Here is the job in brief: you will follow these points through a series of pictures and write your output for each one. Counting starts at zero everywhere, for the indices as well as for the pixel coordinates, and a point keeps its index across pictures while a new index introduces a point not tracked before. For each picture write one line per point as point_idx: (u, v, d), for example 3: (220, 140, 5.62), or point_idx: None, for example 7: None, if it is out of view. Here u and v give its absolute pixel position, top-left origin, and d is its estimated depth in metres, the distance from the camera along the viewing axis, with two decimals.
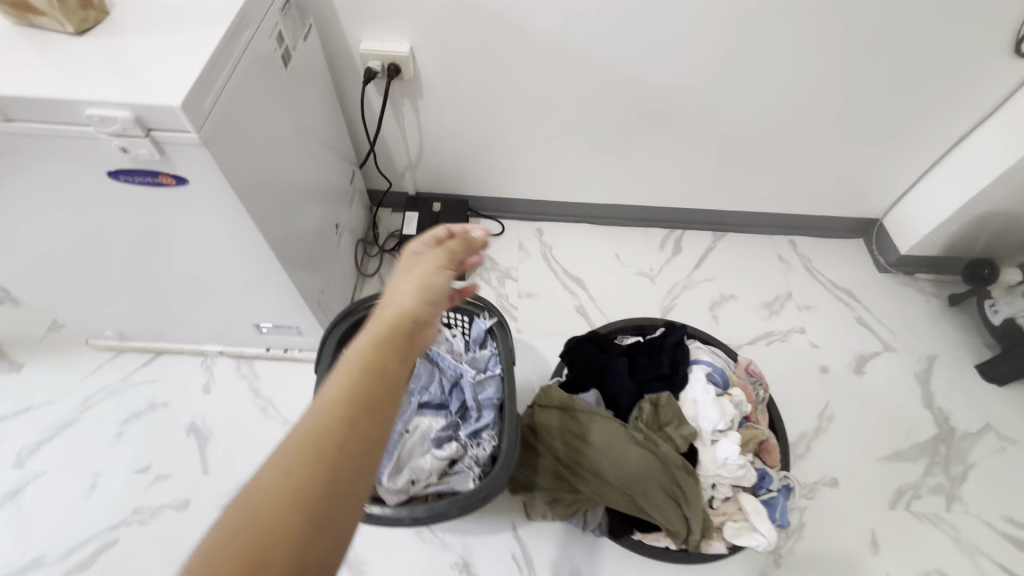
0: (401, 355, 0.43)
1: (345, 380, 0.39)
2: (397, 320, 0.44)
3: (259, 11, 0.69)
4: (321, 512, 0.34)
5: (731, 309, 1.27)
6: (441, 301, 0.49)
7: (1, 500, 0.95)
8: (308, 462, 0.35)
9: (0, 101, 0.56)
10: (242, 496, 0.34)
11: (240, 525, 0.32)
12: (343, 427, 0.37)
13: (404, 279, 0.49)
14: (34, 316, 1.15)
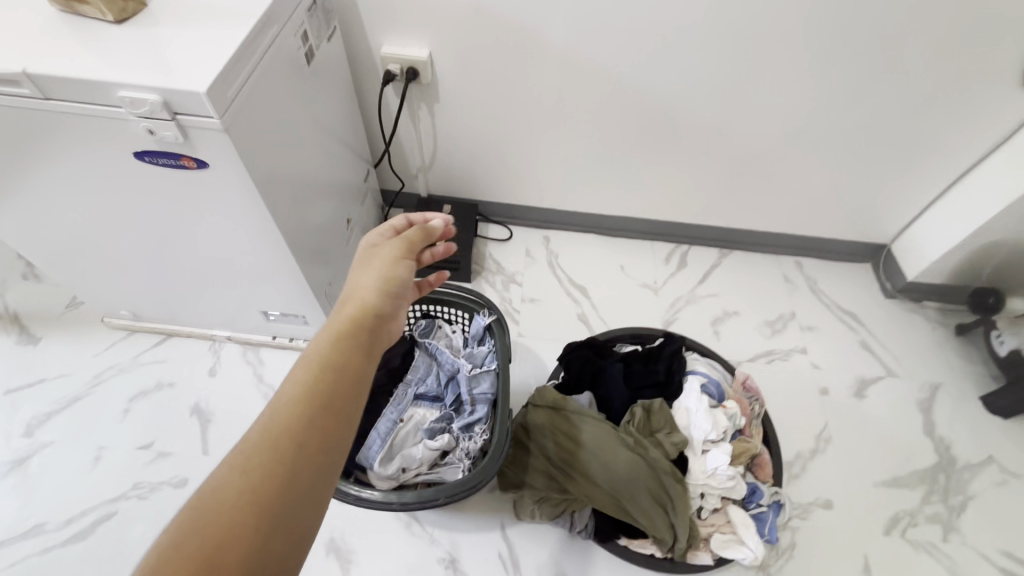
0: (361, 351, 0.45)
1: (301, 378, 0.42)
2: (356, 316, 0.47)
3: (287, 10, 0.73)
4: (277, 509, 0.36)
5: (733, 325, 1.27)
6: (400, 294, 0.51)
7: (9, 467, 0.98)
8: (264, 462, 0.37)
9: (40, 81, 0.59)
10: (198, 498, 0.36)
11: (196, 526, 0.34)
12: (299, 426, 0.39)
13: (363, 273, 0.51)
14: (54, 293, 1.20)
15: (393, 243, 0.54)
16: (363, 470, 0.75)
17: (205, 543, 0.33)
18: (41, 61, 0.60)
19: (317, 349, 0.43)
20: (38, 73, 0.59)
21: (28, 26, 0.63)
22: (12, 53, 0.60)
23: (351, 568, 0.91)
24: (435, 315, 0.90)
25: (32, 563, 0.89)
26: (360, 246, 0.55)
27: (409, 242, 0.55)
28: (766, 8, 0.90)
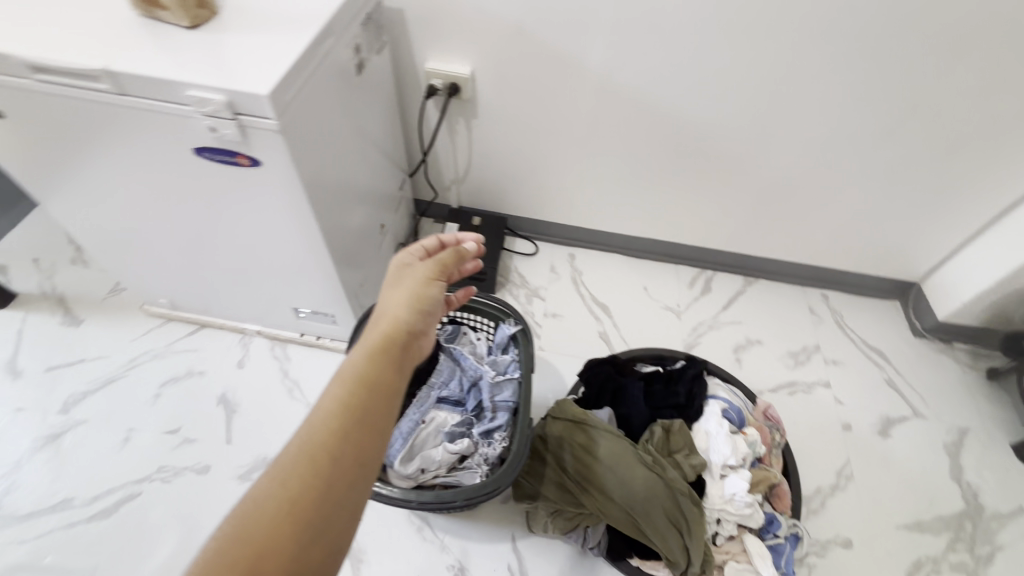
0: (393, 367, 0.49)
1: (337, 392, 0.45)
2: (389, 334, 0.52)
3: (344, 23, 0.78)
4: (315, 518, 0.39)
5: (755, 354, 1.26)
6: (428, 313, 0.56)
7: (44, 441, 1.03)
8: (303, 473, 0.40)
9: (116, 77, 0.64)
10: (243, 505, 0.39)
11: (240, 532, 0.37)
12: (336, 438, 0.42)
13: (397, 292, 0.57)
14: (98, 278, 1.25)
15: (423, 267, 0.60)
16: (383, 468, 0.76)
17: (250, 548, 0.37)
18: (119, 58, 0.64)
19: (354, 365, 0.48)
20: (115, 70, 0.63)
21: (109, 26, 0.67)
22: (93, 50, 0.65)
23: (362, 567, 0.92)
24: (463, 322, 0.93)
25: (58, 536, 0.93)
26: (393, 266, 0.61)
27: (439, 265, 0.61)
28: (805, 42, 0.92)
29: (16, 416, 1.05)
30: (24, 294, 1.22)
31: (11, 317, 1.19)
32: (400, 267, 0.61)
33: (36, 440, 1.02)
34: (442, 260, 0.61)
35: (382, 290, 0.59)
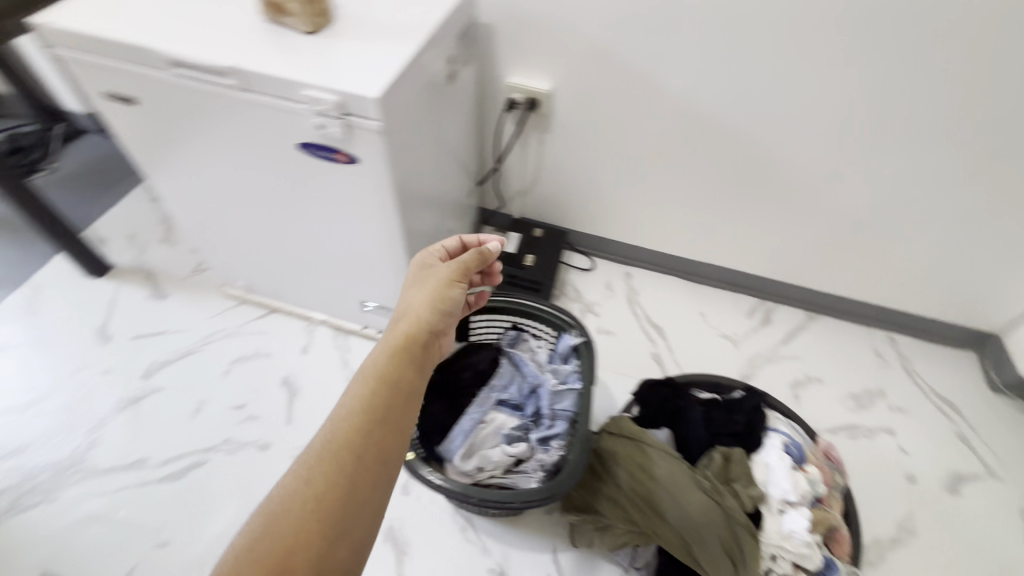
0: (412, 369, 0.53)
1: (358, 393, 0.50)
2: (408, 336, 0.54)
3: (444, 36, 0.82)
4: (339, 516, 0.44)
5: (815, 392, 1.22)
6: (448, 314, 0.58)
7: (126, 403, 1.11)
8: (325, 474, 0.45)
9: (241, 74, 0.70)
10: (273, 503, 0.44)
11: (271, 528, 0.42)
12: (357, 440, 0.47)
13: (417, 292, 0.59)
14: (184, 258, 1.35)
15: (445, 266, 0.62)
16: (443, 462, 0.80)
17: (279, 544, 0.42)
18: (246, 57, 0.70)
19: (373, 367, 0.51)
20: (242, 67, 0.69)
21: (238, 28, 0.74)
22: (225, 48, 0.71)
23: (405, 559, 0.94)
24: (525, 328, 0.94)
25: (132, 492, 0.99)
26: (414, 266, 0.63)
27: (461, 266, 0.62)
28: (896, 76, 0.91)
29: (104, 377, 1.14)
30: (118, 266, 1.33)
31: (105, 285, 1.29)
32: (422, 266, 0.63)
33: (120, 401, 1.11)
34: (465, 261, 0.62)
35: (405, 287, 0.61)
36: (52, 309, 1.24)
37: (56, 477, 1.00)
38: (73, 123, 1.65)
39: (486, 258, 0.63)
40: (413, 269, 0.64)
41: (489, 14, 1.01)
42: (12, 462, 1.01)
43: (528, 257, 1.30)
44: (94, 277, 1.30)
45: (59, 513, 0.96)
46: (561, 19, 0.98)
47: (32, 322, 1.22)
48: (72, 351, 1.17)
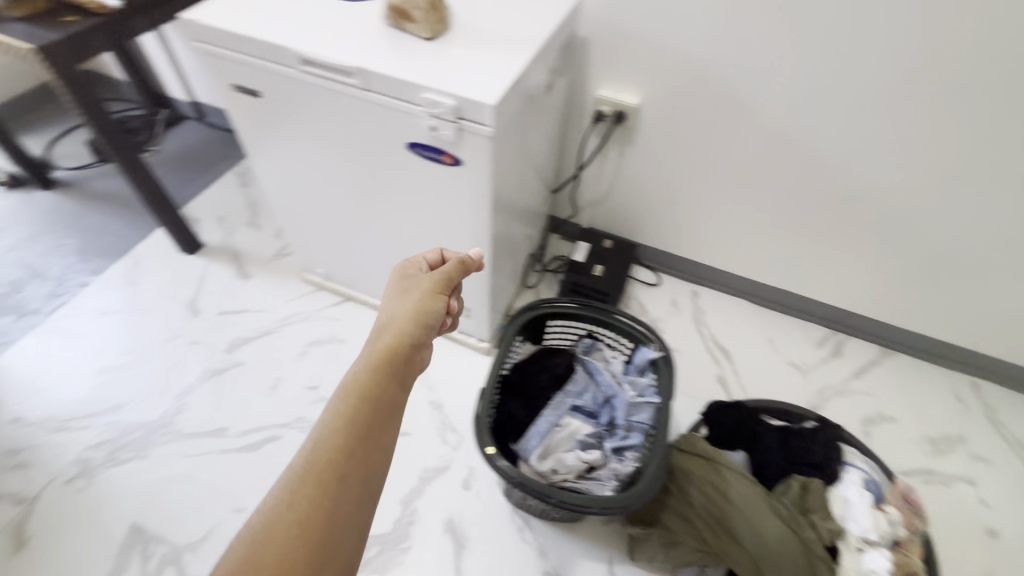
0: (394, 382, 0.54)
1: (340, 410, 0.50)
2: (392, 347, 0.56)
3: (550, 48, 0.85)
4: (324, 538, 0.44)
5: (889, 431, 1.17)
6: (431, 325, 0.61)
7: (210, 374, 1.17)
8: (309, 495, 0.45)
9: (367, 75, 0.74)
10: (253, 530, 0.43)
11: (254, 556, 0.41)
12: (340, 456, 0.47)
13: (401, 302, 0.62)
14: (268, 242, 1.43)
15: (428, 277, 0.65)
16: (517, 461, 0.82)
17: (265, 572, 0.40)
18: (371, 59, 0.75)
19: (356, 382, 0.53)
20: (369, 69, 0.73)
21: (364, 32, 0.79)
22: (351, 50, 0.76)
23: (464, 552, 0.96)
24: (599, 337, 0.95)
25: (213, 458, 1.06)
26: (396, 277, 0.66)
27: (443, 277, 0.65)
28: (1011, 110, 0.87)
29: (192, 347, 1.22)
30: (208, 245, 1.42)
31: (197, 262, 1.38)
32: (403, 277, 0.66)
33: (205, 371, 1.18)
34: (447, 271, 0.65)
35: (386, 298, 0.63)
36: (149, 281, 1.34)
37: (147, 436, 1.08)
38: (175, 109, 1.78)
39: (469, 267, 0.66)
40: (394, 281, 0.66)
41: (587, 28, 1.03)
42: (110, 418, 1.10)
43: (596, 267, 1.30)
44: (187, 253, 1.39)
45: (149, 469, 1.03)
46: (660, 36, 0.99)
47: (132, 291, 1.31)
48: (166, 321, 1.26)
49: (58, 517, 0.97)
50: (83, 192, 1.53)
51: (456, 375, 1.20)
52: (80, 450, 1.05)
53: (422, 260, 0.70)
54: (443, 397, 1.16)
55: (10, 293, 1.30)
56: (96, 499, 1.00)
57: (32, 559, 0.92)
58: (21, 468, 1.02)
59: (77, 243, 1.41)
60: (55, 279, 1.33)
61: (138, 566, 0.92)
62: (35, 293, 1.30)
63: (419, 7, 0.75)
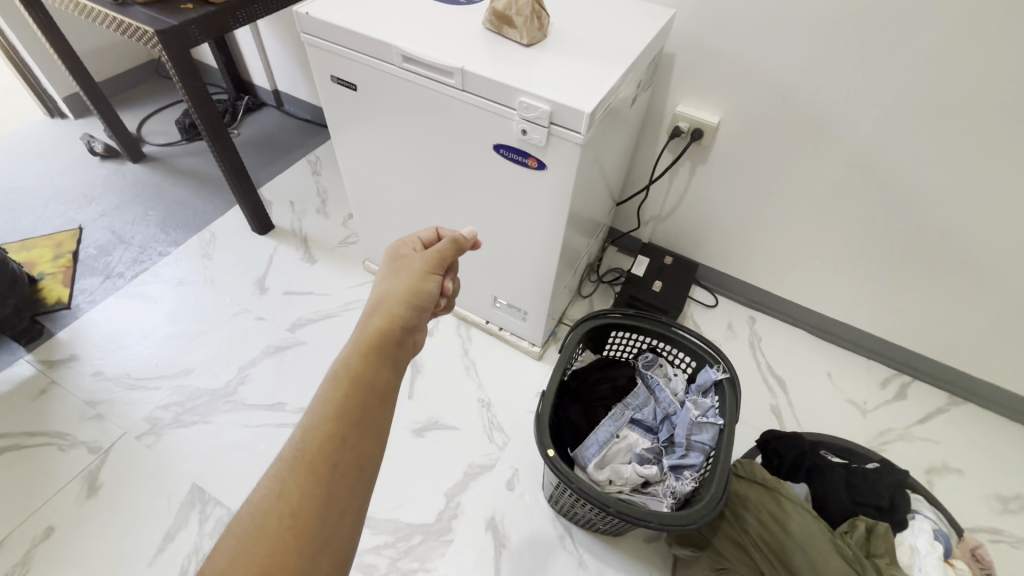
0: (386, 365, 0.50)
1: (329, 396, 0.46)
2: (384, 331, 0.51)
3: (642, 62, 0.86)
4: (317, 531, 0.41)
5: (955, 484, 1.10)
6: (425, 307, 0.55)
7: (273, 349, 1.22)
8: (300, 486, 0.42)
9: (466, 76, 0.76)
10: (244, 521, 0.40)
11: (244, 550, 0.39)
12: (332, 444, 0.44)
13: (393, 282, 0.56)
14: (334, 229, 1.49)
15: (419, 257, 0.58)
16: (575, 465, 0.84)
17: (255, 566, 0.38)
18: (471, 61, 0.77)
19: (347, 366, 0.48)
20: (469, 70, 0.76)
21: (464, 36, 0.82)
22: (453, 52, 0.78)
23: (504, 552, 0.96)
24: (661, 352, 0.97)
25: (270, 431, 1.10)
26: (389, 256, 0.60)
27: (436, 256, 0.59)
28: None
29: (258, 323, 1.27)
30: (279, 227, 1.48)
31: (267, 242, 1.45)
32: (395, 258, 0.60)
33: (268, 346, 1.23)
34: (439, 251, 0.59)
35: (377, 279, 0.58)
36: (222, 256, 1.41)
37: (211, 403, 1.13)
38: (256, 97, 1.88)
39: (463, 246, 0.61)
40: (385, 262, 0.60)
41: (673, 45, 1.03)
42: (178, 382, 1.16)
43: (655, 283, 1.30)
44: (259, 233, 1.46)
45: (211, 435, 1.08)
46: (747, 59, 0.98)
47: (206, 264, 1.38)
48: (235, 295, 1.32)
49: (126, 470, 1.03)
50: (170, 168, 1.64)
51: (507, 376, 1.21)
52: (150, 409, 1.11)
53: (416, 240, 0.64)
54: (493, 396, 1.17)
55: (98, 256, 1.39)
56: (161, 456, 1.05)
57: (100, 507, 0.98)
58: (97, 419, 1.09)
59: (160, 215, 1.50)
60: (138, 247, 1.42)
61: (196, 525, 0.97)
62: (120, 258, 1.39)
63: (522, 14, 0.77)
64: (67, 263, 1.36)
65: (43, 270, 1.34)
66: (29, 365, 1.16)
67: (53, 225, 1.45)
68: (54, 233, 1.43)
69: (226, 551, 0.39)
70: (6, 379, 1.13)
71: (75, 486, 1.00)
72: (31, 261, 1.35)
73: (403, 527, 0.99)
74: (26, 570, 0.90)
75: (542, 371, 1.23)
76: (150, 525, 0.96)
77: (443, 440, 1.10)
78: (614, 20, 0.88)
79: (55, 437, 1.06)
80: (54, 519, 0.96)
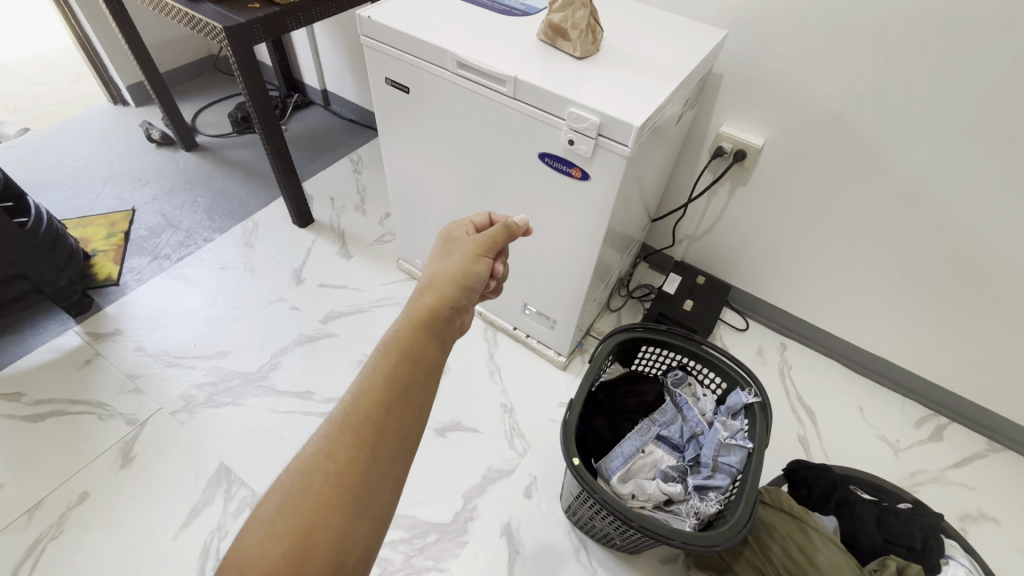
0: (434, 342, 0.51)
1: (378, 365, 0.48)
2: (434, 308, 0.52)
3: (691, 81, 0.87)
4: (359, 495, 0.43)
5: (992, 532, 1.05)
6: (473, 289, 0.56)
7: (305, 339, 1.26)
8: (347, 450, 0.44)
9: (518, 84, 0.78)
10: (293, 476, 0.43)
11: (291, 504, 0.42)
12: (378, 412, 0.46)
13: (445, 263, 0.57)
14: (371, 227, 1.52)
15: (472, 240, 0.60)
16: (598, 476, 0.85)
17: (300, 520, 0.41)
18: (524, 70, 0.79)
19: (397, 338, 0.50)
20: (521, 78, 0.77)
21: (519, 47, 0.84)
22: (507, 61, 0.80)
23: (518, 558, 0.96)
24: (690, 371, 0.97)
25: (297, 418, 1.12)
26: (443, 239, 0.62)
27: (487, 240, 0.60)
28: None
29: (293, 311, 1.31)
30: (318, 221, 1.53)
31: (306, 235, 1.49)
32: (448, 240, 0.62)
33: (300, 336, 1.26)
34: (491, 235, 0.60)
35: (430, 259, 0.59)
36: (264, 245, 1.45)
37: (243, 386, 1.16)
38: (305, 95, 1.94)
39: (514, 233, 0.62)
40: (439, 243, 0.62)
41: (722, 66, 1.03)
42: (214, 363, 1.20)
43: (686, 301, 1.29)
44: (299, 226, 1.50)
45: (240, 417, 1.11)
46: (799, 83, 0.97)
47: (248, 252, 1.43)
48: (274, 284, 1.37)
49: (160, 443, 1.06)
50: (219, 158, 1.71)
51: (530, 383, 1.22)
52: (186, 387, 1.15)
53: (469, 223, 0.65)
54: (515, 403, 1.18)
55: (147, 237, 1.45)
56: (192, 434, 1.08)
57: (132, 476, 1.01)
58: (136, 393, 1.13)
59: (207, 203, 1.56)
60: (186, 231, 1.48)
61: (221, 503, 0.99)
62: (168, 241, 1.45)
63: (578, 28, 0.79)
64: (119, 242, 1.42)
65: (97, 247, 1.40)
66: (76, 336, 1.22)
67: (109, 206, 1.52)
68: (109, 213, 1.50)
69: (277, 501, 0.42)
70: (55, 346, 1.19)
71: (110, 455, 1.04)
72: (86, 237, 1.42)
73: (419, 525, 0.99)
74: (60, 532, 0.94)
75: (566, 381, 1.23)
76: (177, 500, 0.99)
77: (464, 442, 1.11)
78: (666, 38, 0.89)
79: (95, 407, 1.10)
80: (89, 485, 1.00)
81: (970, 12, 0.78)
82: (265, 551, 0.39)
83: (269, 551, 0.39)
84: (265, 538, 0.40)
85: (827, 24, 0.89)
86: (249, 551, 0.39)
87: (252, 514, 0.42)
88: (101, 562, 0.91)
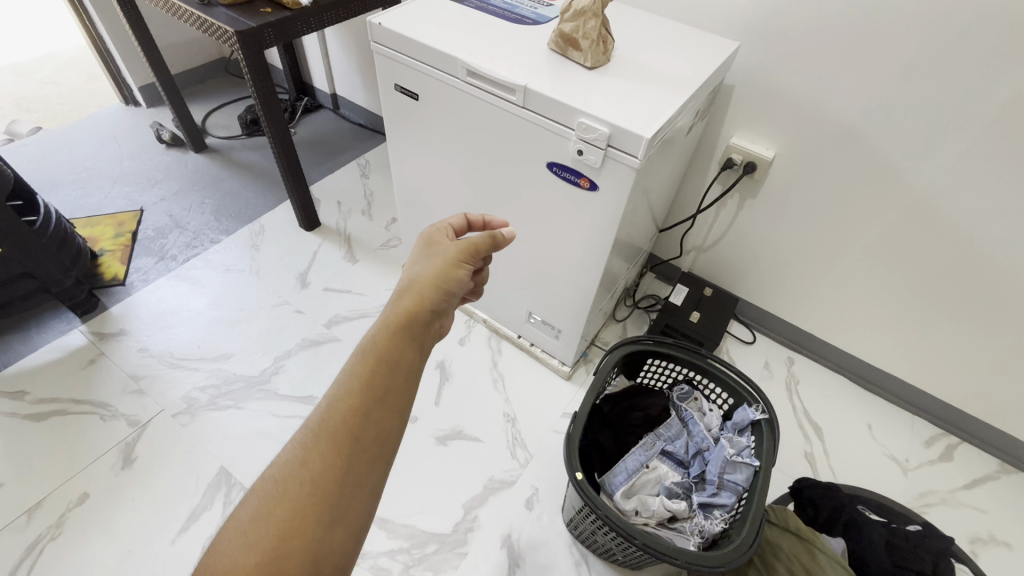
0: (412, 347, 0.50)
1: (356, 371, 0.47)
2: (413, 313, 0.51)
3: (702, 92, 0.86)
4: (334, 502, 0.42)
5: (1002, 553, 1.02)
6: (453, 295, 0.56)
7: (309, 342, 1.25)
8: (321, 456, 0.43)
9: (528, 93, 0.77)
10: (266, 485, 0.43)
11: (265, 511, 0.41)
12: (354, 418, 0.45)
13: (424, 266, 0.56)
14: (377, 232, 1.52)
15: (453, 245, 0.58)
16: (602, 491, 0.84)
17: (273, 529, 0.40)
18: (535, 79, 0.78)
19: (375, 343, 0.49)
20: (531, 87, 0.77)
21: (530, 58, 0.84)
22: (517, 70, 0.80)
23: (518, 572, 0.94)
24: (696, 385, 0.96)
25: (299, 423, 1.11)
26: (423, 242, 0.60)
27: (469, 246, 0.58)
28: None
29: (297, 314, 1.31)
30: (325, 225, 1.53)
31: (312, 239, 1.49)
32: (428, 243, 0.60)
33: (304, 340, 1.26)
34: (473, 242, 0.58)
35: (410, 262, 0.58)
36: (270, 248, 1.46)
37: (245, 389, 1.16)
38: (315, 99, 1.96)
39: (499, 243, 0.60)
40: (419, 247, 0.60)
41: (734, 78, 1.03)
42: (217, 365, 1.19)
43: (692, 313, 1.28)
44: (306, 229, 1.50)
45: (243, 420, 1.11)
46: (811, 96, 0.96)
47: (253, 253, 1.44)
48: (278, 285, 1.37)
49: (160, 446, 1.06)
50: (228, 160, 1.71)
51: (534, 393, 1.21)
52: (188, 389, 1.15)
53: (449, 227, 0.63)
54: (518, 412, 1.17)
55: (155, 237, 1.45)
56: (194, 436, 1.08)
57: (132, 478, 1.01)
58: (139, 394, 1.13)
59: (215, 204, 1.57)
60: (193, 232, 1.48)
61: (220, 507, 0.99)
62: (175, 241, 1.45)
63: (588, 38, 0.78)
64: (126, 242, 1.43)
65: (104, 247, 1.41)
66: (81, 335, 1.22)
67: (117, 205, 1.52)
68: (117, 213, 1.50)
69: (250, 510, 0.42)
70: (59, 346, 1.19)
71: (111, 456, 1.04)
72: (94, 237, 1.43)
73: (419, 534, 0.98)
74: (59, 533, 0.94)
75: (570, 391, 1.22)
76: (177, 503, 0.99)
77: (465, 451, 1.10)
78: (676, 49, 0.88)
79: (98, 407, 1.10)
80: (89, 486, 1.00)
81: (986, 28, 0.77)
82: (236, 561, 0.39)
83: (241, 562, 0.39)
84: (238, 548, 0.39)
85: (839, 37, 0.88)
86: (221, 562, 0.39)
87: (225, 522, 0.41)
88: (99, 564, 0.91)
